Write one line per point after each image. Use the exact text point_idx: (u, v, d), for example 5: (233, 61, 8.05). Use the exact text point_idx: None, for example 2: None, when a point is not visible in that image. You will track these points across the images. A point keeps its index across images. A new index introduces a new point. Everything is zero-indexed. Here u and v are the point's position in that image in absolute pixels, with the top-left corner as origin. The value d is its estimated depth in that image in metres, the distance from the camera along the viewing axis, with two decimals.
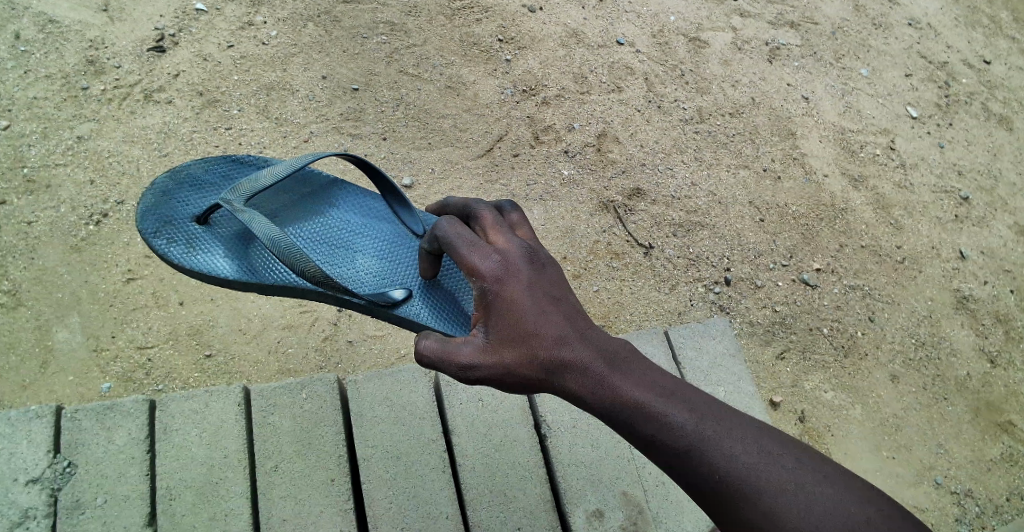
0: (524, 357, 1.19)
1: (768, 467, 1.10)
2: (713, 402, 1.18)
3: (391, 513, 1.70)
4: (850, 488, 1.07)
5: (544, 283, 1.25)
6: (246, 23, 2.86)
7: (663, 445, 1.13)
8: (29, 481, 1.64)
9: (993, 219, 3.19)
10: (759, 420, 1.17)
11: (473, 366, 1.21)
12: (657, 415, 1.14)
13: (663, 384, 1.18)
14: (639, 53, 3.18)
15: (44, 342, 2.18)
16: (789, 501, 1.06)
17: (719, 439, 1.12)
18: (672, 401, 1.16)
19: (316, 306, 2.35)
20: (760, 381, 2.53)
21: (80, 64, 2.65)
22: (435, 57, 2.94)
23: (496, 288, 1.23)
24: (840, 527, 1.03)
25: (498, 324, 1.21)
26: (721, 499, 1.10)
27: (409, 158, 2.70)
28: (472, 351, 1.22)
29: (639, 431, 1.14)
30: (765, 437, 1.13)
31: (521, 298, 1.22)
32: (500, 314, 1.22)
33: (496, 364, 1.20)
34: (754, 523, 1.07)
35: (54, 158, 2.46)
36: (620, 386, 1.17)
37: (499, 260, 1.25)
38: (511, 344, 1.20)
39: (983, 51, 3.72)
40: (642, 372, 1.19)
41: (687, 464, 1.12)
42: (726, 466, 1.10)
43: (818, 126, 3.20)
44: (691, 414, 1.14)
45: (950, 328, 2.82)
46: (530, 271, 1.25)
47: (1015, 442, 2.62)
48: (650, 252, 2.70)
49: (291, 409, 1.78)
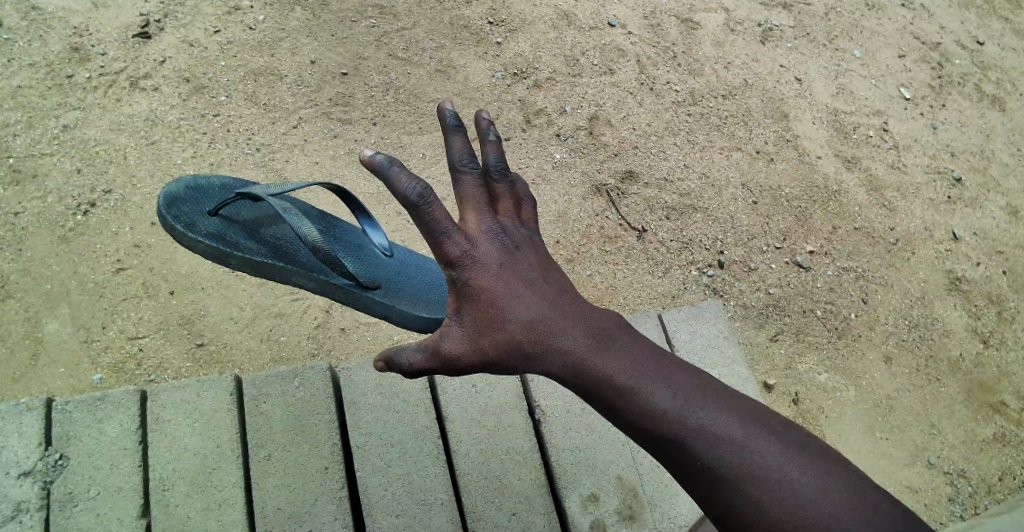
0: (502, 344, 1.17)
1: (755, 454, 1.09)
2: (700, 385, 1.16)
3: (385, 500, 1.70)
4: (837, 474, 1.07)
5: (518, 267, 1.20)
6: (233, 7, 2.81)
7: (647, 430, 1.13)
8: (22, 474, 1.62)
9: (986, 199, 3.18)
10: (746, 402, 1.16)
11: (449, 355, 1.19)
12: (640, 401, 1.13)
13: (647, 367, 1.17)
14: (630, 35, 3.15)
15: (33, 334, 2.15)
16: (775, 487, 1.06)
17: (704, 426, 1.11)
18: (656, 386, 1.14)
19: (308, 293, 2.34)
20: (754, 363, 2.53)
21: (64, 52, 2.60)
22: (425, 40, 2.90)
23: (470, 276, 1.17)
24: (828, 512, 1.04)
25: (471, 310, 1.18)
26: (705, 484, 1.10)
27: (400, 144, 2.67)
28: (449, 342, 1.19)
29: (621, 417, 1.14)
30: (751, 422, 1.12)
31: (493, 284, 1.17)
32: (471, 301, 1.18)
33: (474, 351, 1.18)
34: (740, 508, 1.07)
35: (41, 148, 2.43)
36: (602, 371, 1.16)
37: (471, 247, 1.18)
38: (487, 330, 1.17)
39: (976, 32, 3.70)
40: (625, 356, 1.18)
41: (668, 450, 1.12)
42: (711, 454, 1.09)
43: (812, 108, 3.19)
44: (676, 400, 1.13)
45: (943, 309, 2.83)
46: (506, 257, 1.19)
47: (1009, 422, 2.63)
48: (643, 235, 2.68)
49: (283, 398, 1.77)
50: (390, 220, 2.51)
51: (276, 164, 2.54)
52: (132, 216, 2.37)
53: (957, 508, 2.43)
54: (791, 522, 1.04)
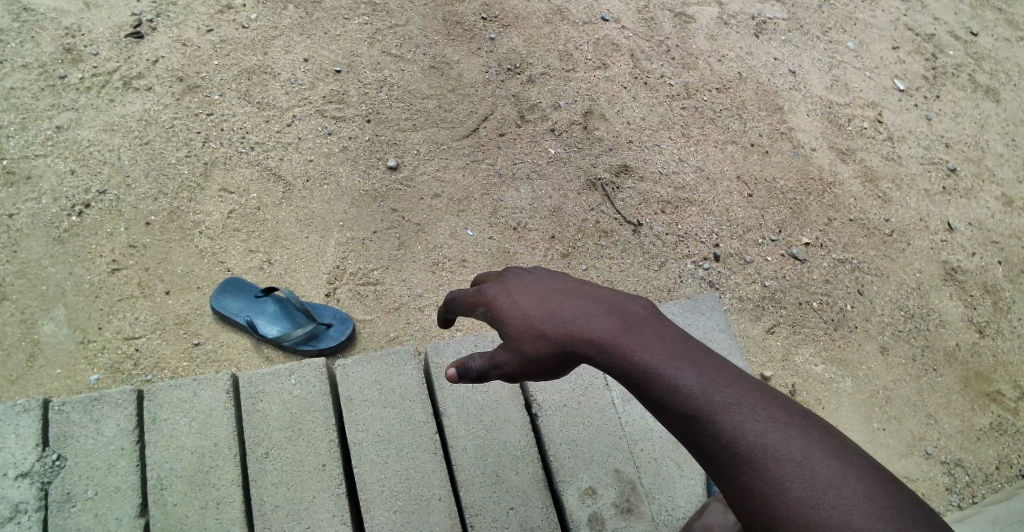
0: (538, 341, 1.23)
1: (775, 436, 1.10)
2: (726, 367, 1.19)
3: (383, 496, 1.70)
4: (851, 464, 1.07)
5: (541, 284, 1.31)
6: (225, 6, 2.82)
7: (671, 407, 1.16)
8: (19, 475, 1.62)
9: (981, 190, 3.19)
10: (770, 387, 1.17)
11: (502, 365, 1.25)
12: (665, 377, 1.17)
13: (673, 346, 1.21)
14: (624, 29, 3.15)
15: (30, 335, 2.14)
16: (791, 472, 1.07)
17: (728, 405, 1.13)
18: (683, 363, 1.18)
19: (304, 292, 2.34)
20: (751, 355, 2.52)
21: (57, 53, 2.60)
22: (418, 37, 2.90)
23: (499, 297, 1.30)
24: (849, 502, 1.03)
25: (506, 325, 1.26)
26: (726, 465, 1.12)
27: (394, 141, 2.67)
28: (500, 356, 1.25)
29: (649, 392, 1.18)
30: (774, 403, 1.14)
31: (519, 298, 1.28)
32: (503, 317, 1.27)
33: (518, 354, 1.24)
34: (758, 490, 1.08)
35: (34, 149, 2.42)
36: (630, 348, 1.20)
37: (493, 285, 1.33)
38: (522, 334, 1.24)
39: (969, 23, 3.71)
40: (654, 336, 1.22)
41: (693, 426, 1.14)
42: (732, 432, 1.12)
43: (806, 100, 3.19)
44: (701, 378, 1.16)
45: (939, 300, 2.83)
46: (527, 279, 1.32)
47: (1004, 411, 2.64)
48: (639, 229, 2.68)
49: (280, 395, 1.78)
50: (385, 217, 2.51)
51: (270, 162, 2.54)
52: (127, 216, 2.36)
53: (954, 498, 2.43)
54: (805, 506, 1.05)
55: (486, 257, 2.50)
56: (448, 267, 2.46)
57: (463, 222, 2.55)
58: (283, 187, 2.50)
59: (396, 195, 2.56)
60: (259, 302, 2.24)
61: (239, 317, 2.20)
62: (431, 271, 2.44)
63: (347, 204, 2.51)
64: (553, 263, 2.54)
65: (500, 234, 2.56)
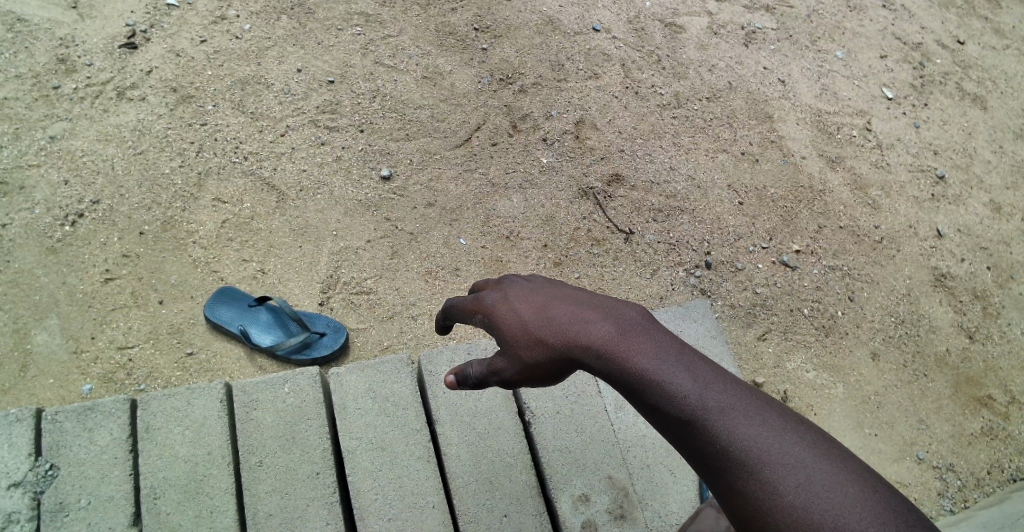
0: (536, 348, 1.25)
1: (770, 441, 1.11)
2: (722, 373, 1.20)
3: (376, 505, 1.70)
4: (848, 467, 1.09)
5: (538, 293, 1.31)
6: (219, 17, 2.83)
7: (668, 412, 1.17)
8: (12, 485, 1.62)
9: (969, 197, 3.22)
10: (763, 392, 1.19)
11: (502, 372, 1.27)
12: (662, 383, 1.18)
13: (669, 351, 1.22)
14: (615, 40, 3.18)
15: (23, 346, 2.14)
16: (787, 475, 1.09)
17: (724, 410, 1.15)
18: (678, 368, 1.20)
19: (297, 301, 2.35)
20: (743, 362, 2.54)
21: (51, 64, 2.61)
22: (410, 48, 2.92)
23: (498, 306, 1.30)
24: (842, 505, 1.04)
25: (505, 333, 1.27)
26: (721, 469, 1.13)
27: (387, 151, 2.68)
28: (499, 365, 1.27)
29: (645, 397, 1.19)
30: (768, 409, 1.16)
31: (517, 306, 1.29)
32: (502, 325, 1.28)
33: (517, 362, 1.26)
34: (753, 495, 1.09)
35: (27, 159, 2.42)
36: (626, 355, 1.22)
37: (491, 291, 1.33)
38: (521, 340, 1.26)
39: (956, 32, 3.76)
40: (650, 343, 1.23)
41: (688, 431, 1.16)
42: (727, 437, 1.13)
43: (795, 109, 3.22)
44: (696, 383, 1.18)
45: (929, 305, 2.86)
46: (523, 287, 1.32)
47: (995, 416, 2.66)
48: (630, 238, 2.70)
49: (273, 404, 1.78)
50: (378, 226, 2.52)
51: (264, 173, 2.55)
52: (120, 226, 2.37)
53: (946, 502, 2.45)
54: (800, 509, 1.06)
55: (479, 266, 2.52)
56: (441, 276, 2.48)
57: (456, 232, 2.57)
58: (276, 197, 2.51)
59: (389, 204, 2.57)
60: (253, 310, 2.26)
61: (232, 326, 2.22)
62: (424, 279, 2.45)
63: (340, 213, 2.52)
64: (545, 271, 2.56)
65: (493, 243, 2.58)
